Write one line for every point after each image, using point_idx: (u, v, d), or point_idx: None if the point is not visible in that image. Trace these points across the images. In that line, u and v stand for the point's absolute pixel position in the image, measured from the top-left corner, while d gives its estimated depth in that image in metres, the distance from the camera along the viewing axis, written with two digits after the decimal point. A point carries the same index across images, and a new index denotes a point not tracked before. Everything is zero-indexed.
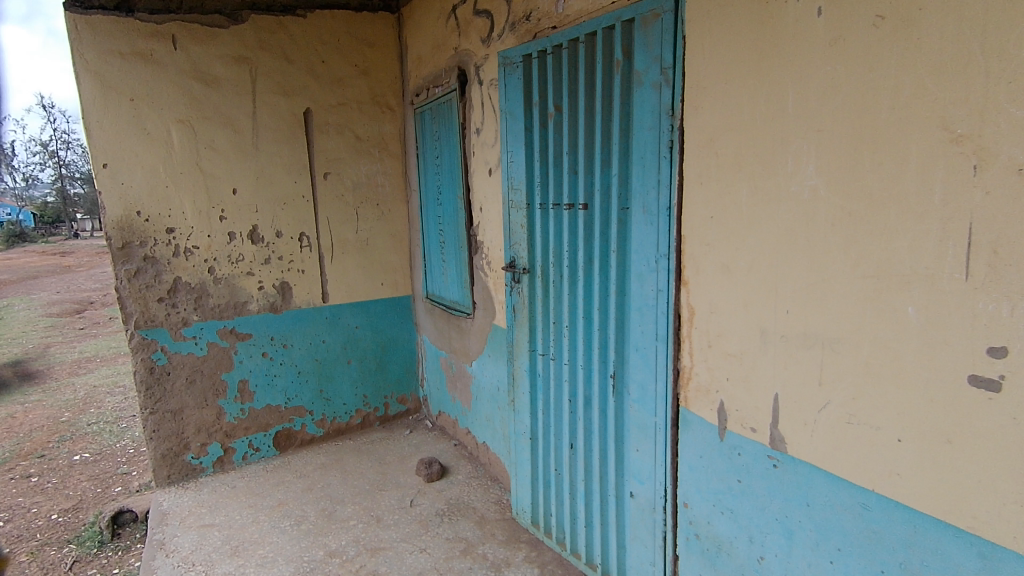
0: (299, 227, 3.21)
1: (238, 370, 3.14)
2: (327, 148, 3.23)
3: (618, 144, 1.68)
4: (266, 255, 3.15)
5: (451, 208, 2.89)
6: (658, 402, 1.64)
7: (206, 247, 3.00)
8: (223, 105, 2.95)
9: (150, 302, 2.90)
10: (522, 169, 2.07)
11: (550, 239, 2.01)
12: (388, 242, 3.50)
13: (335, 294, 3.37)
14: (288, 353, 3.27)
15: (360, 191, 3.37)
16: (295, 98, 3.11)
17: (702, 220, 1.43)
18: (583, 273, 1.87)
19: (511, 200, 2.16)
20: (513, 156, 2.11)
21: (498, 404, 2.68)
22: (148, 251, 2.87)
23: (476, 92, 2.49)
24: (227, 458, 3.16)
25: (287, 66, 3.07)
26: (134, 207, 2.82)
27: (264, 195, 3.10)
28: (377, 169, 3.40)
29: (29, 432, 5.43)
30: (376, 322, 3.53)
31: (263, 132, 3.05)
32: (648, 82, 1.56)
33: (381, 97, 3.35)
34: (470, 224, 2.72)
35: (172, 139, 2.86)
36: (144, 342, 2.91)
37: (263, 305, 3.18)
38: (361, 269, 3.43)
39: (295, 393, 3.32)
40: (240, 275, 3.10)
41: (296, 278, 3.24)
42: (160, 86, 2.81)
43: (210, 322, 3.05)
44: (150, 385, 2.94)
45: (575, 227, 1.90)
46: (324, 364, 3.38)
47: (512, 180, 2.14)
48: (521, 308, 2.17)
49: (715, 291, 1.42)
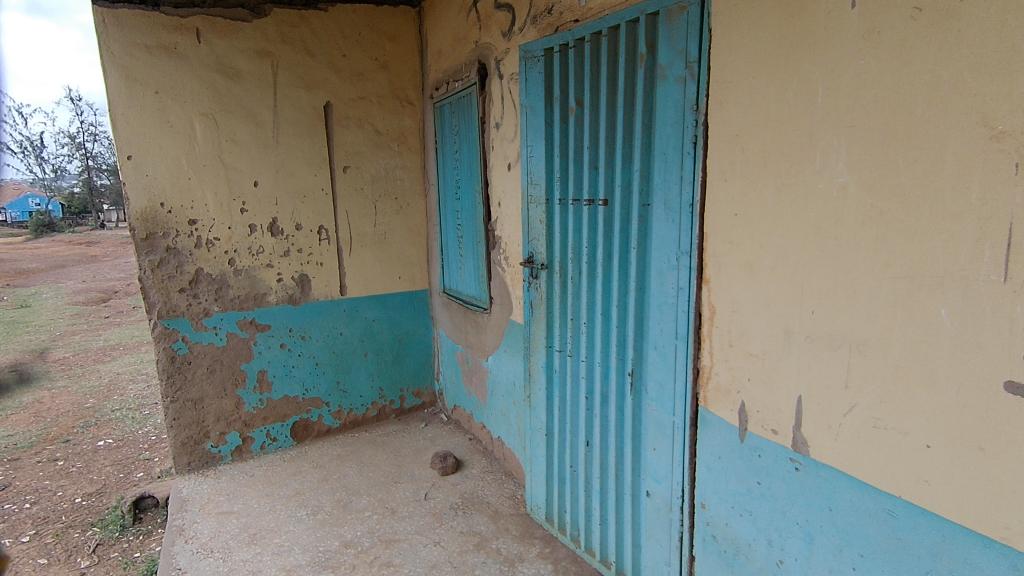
0: (318, 220, 3.24)
1: (257, 360, 3.18)
2: (347, 142, 3.25)
3: (640, 139, 1.66)
4: (286, 247, 3.18)
5: (470, 202, 2.88)
6: (676, 401, 1.62)
7: (227, 239, 3.04)
8: (246, 98, 2.97)
9: (172, 292, 2.94)
10: (542, 164, 2.05)
11: (569, 234, 1.99)
12: (406, 236, 3.51)
13: (353, 286, 3.39)
14: (306, 345, 3.30)
15: (379, 185, 3.38)
16: (316, 91, 3.13)
17: (726, 216, 1.41)
18: (602, 269, 1.85)
19: (530, 195, 2.15)
20: (533, 151, 2.10)
21: (514, 400, 2.68)
22: (170, 242, 2.91)
23: (497, 86, 2.48)
24: (246, 447, 3.21)
25: (308, 60, 3.09)
26: (157, 198, 2.86)
27: (285, 188, 3.12)
28: (396, 163, 3.41)
29: (55, 417, 5.57)
30: (393, 315, 3.55)
31: (284, 125, 3.07)
32: (672, 76, 1.53)
33: (401, 92, 3.36)
34: (488, 219, 2.71)
35: (195, 132, 2.89)
36: (166, 331, 2.95)
37: (282, 297, 3.21)
38: (379, 263, 3.45)
39: (312, 384, 3.35)
40: (261, 267, 3.13)
41: (315, 271, 3.27)
42: (184, 79, 2.84)
43: (230, 313, 3.09)
44: (171, 374, 2.99)
45: (595, 224, 1.88)
46: (341, 356, 3.41)
47: (531, 175, 2.13)
48: (538, 303, 2.15)
49: (738, 290, 1.39)
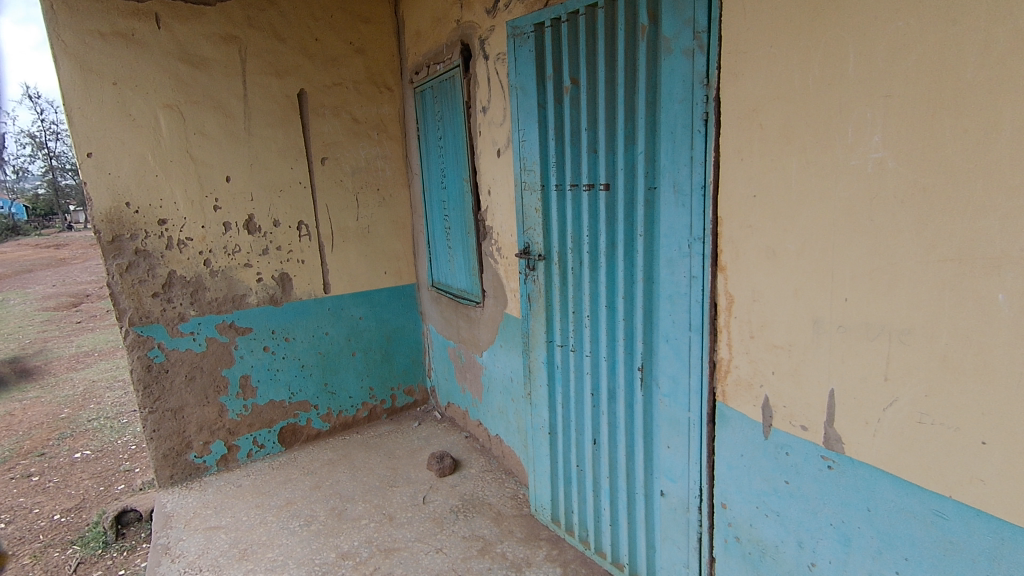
0: (297, 215, 3.08)
1: (239, 365, 3.02)
2: (323, 132, 3.08)
3: (643, 119, 1.55)
4: (263, 245, 3.01)
5: (456, 192, 2.75)
6: (692, 397, 1.52)
7: (201, 238, 2.87)
8: (213, 88, 2.79)
9: (144, 297, 2.77)
10: (535, 148, 1.93)
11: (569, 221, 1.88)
12: (390, 228, 3.37)
13: (337, 284, 3.25)
14: (291, 347, 3.15)
15: (360, 176, 3.23)
16: (288, 79, 2.95)
17: (743, 198, 1.30)
18: (605, 258, 1.75)
19: (524, 181, 2.02)
20: (525, 135, 1.97)
21: (512, 396, 2.57)
22: (139, 244, 2.73)
23: (482, 67, 2.34)
24: (232, 455, 3.07)
25: (278, 45, 2.91)
26: (122, 197, 2.67)
27: (259, 182, 2.95)
28: (376, 152, 3.26)
29: (29, 430, 5.34)
30: (380, 311, 3.41)
31: (256, 115, 2.90)
32: (678, 49, 1.41)
33: (378, 77, 3.20)
34: (478, 208, 2.59)
35: (160, 126, 2.70)
36: (140, 339, 2.78)
37: (262, 297, 3.05)
38: (363, 258, 3.31)
39: (298, 388, 3.21)
40: (238, 267, 2.97)
41: (296, 269, 3.12)
42: (144, 68, 2.64)
43: (208, 317, 2.92)
44: (148, 384, 2.82)
45: (596, 210, 1.77)
46: (327, 357, 3.27)
47: (524, 161, 2.00)
48: (536, 296, 2.04)
49: (759, 277, 1.30)
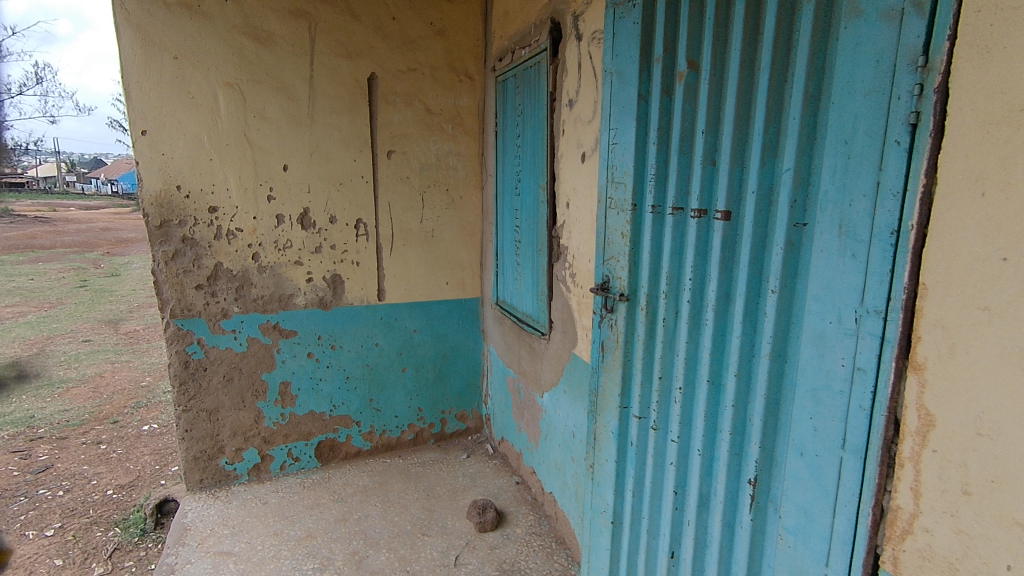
0: (356, 212, 2.78)
1: (280, 370, 2.79)
2: (392, 122, 2.76)
3: (798, 120, 1.03)
4: (317, 243, 2.74)
5: (530, 201, 2.32)
6: (834, 547, 1.00)
7: (251, 230, 2.63)
8: (277, 67, 2.54)
9: (188, 288, 2.58)
10: (629, 153, 1.46)
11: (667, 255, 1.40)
12: (457, 234, 3.00)
13: (393, 291, 2.92)
14: (337, 355, 2.87)
15: (429, 173, 2.88)
16: (359, 61, 2.65)
17: (978, 260, 0.76)
18: (713, 314, 1.25)
19: (610, 197, 1.55)
20: (618, 136, 1.50)
21: (572, 454, 2.11)
22: (187, 231, 2.54)
23: (572, 51, 1.89)
24: (264, 466, 2.84)
25: (351, 23, 2.61)
26: (173, 180, 2.48)
27: (318, 173, 2.68)
28: (449, 148, 2.89)
29: (111, 394, 5.53)
30: (438, 326, 3.06)
31: (320, 99, 2.62)
32: (874, 10, 0.89)
33: (458, 63, 2.83)
34: (552, 223, 2.15)
35: (219, 105, 2.49)
36: (179, 332, 2.60)
37: (311, 299, 2.78)
38: (424, 265, 2.96)
39: (341, 401, 2.93)
40: (288, 264, 2.72)
41: (349, 271, 2.82)
42: (207, 42, 2.43)
43: (252, 315, 2.70)
44: (184, 381, 2.64)
45: (707, 247, 1.27)
46: (375, 371, 2.97)
47: (613, 170, 1.53)
48: (613, 347, 1.57)
49: (997, 400, 0.75)
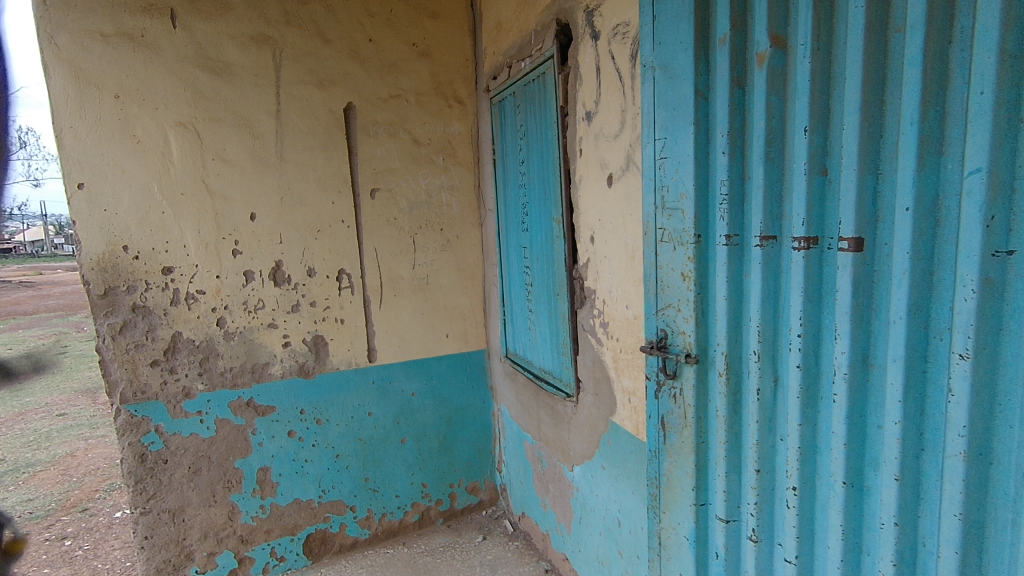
0: (338, 262, 2.40)
1: (257, 455, 2.37)
2: (374, 157, 2.41)
3: (989, 94, 0.66)
4: (293, 301, 2.35)
5: (542, 238, 1.95)
6: None
7: (214, 291, 2.24)
8: (238, 103, 2.19)
9: (141, 366, 2.17)
10: (688, 168, 1.10)
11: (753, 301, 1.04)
12: (455, 279, 2.62)
13: (385, 349, 2.53)
14: (323, 432, 2.46)
15: (419, 212, 2.52)
16: (333, 90, 2.32)
17: None
18: (843, 386, 0.87)
19: (661, 228, 1.19)
20: (668, 147, 1.15)
21: (620, 547, 1.70)
22: (138, 299, 2.14)
23: (588, 53, 1.55)
24: (243, 571, 2.39)
25: (322, 48, 2.29)
26: (118, 239, 2.09)
27: (291, 220, 2.31)
28: (441, 182, 2.54)
29: (82, 476, 4.95)
30: (439, 386, 2.66)
31: (290, 136, 2.27)
32: None
33: (446, 87, 2.51)
34: (573, 262, 1.78)
35: (171, 150, 2.13)
36: (132, 420, 2.17)
37: (290, 367, 2.38)
38: (419, 317, 2.57)
39: (331, 484, 2.51)
40: (260, 328, 2.32)
41: (333, 331, 2.43)
42: (153, 77, 2.08)
43: (220, 393, 2.29)
44: (141, 479, 2.21)
45: (823, 290, 0.91)
46: (370, 445, 2.55)
47: (664, 193, 1.18)
48: (680, 424, 1.19)
49: None
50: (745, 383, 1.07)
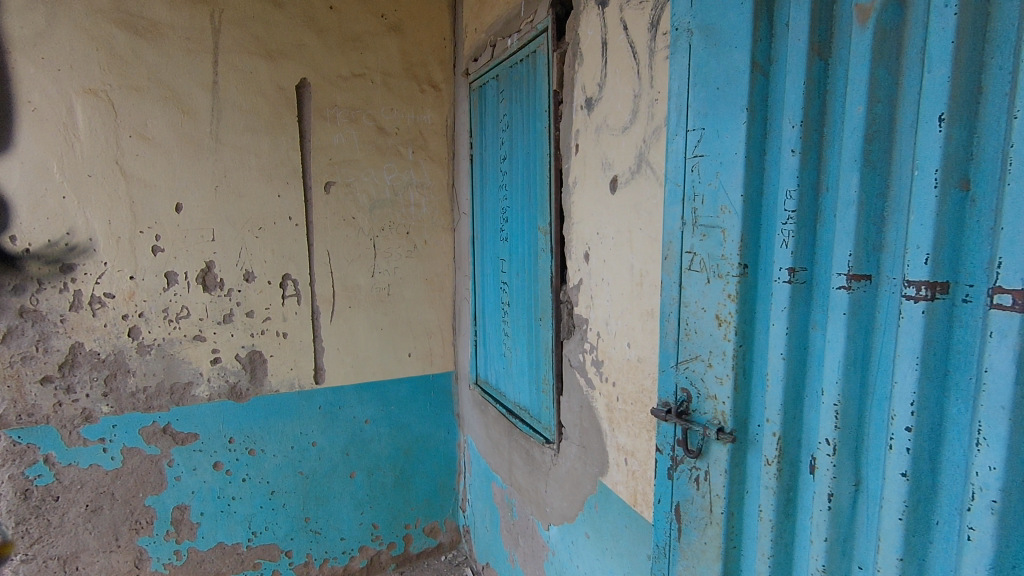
0: (282, 265, 2.03)
1: (174, 491, 1.99)
2: (331, 145, 2.05)
3: None
4: (226, 309, 1.98)
5: (524, 251, 1.63)
6: None
7: (126, 295, 1.86)
8: (165, 70, 1.82)
9: (29, 384, 1.78)
10: (735, 171, 0.79)
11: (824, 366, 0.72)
12: (422, 291, 2.28)
13: (336, 370, 2.17)
14: (256, 464, 2.09)
15: (382, 212, 2.16)
16: (284, 63, 1.96)
17: None
18: (987, 520, 0.55)
19: (691, 252, 0.88)
20: (707, 141, 0.84)
21: None
22: (28, 301, 1.75)
23: (593, 24, 1.23)
24: None
25: (272, 12, 1.93)
26: (3, 228, 1.70)
27: (227, 213, 1.93)
28: (409, 178, 2.20)
29: None
30: (397, 413, 2.31)
31: (229, 114, 1.90)
32: None
33: (419, 69, 2.17)
34: (561, 282, 1.46)
35: (77, 121, 1.74)
36: (15, 449, 1.78)
37: (218, 388, 2.00)
38: (378, 333, 2.22)
39: (264, 525, 2.13)
40: (184, 341, 1.94)
41: (273, 346, 2.06)
42: (57, 32, 1.70)
43: (129, 417, 1.90)
44: (24, 519, 1.82)
45: (953, 362, 0.59)
46: (312, 480, 2.19)
47: (697, 204, 0.86)
48: (706, 520, 0.87)
49: None
50: (806, 478, 0.75)
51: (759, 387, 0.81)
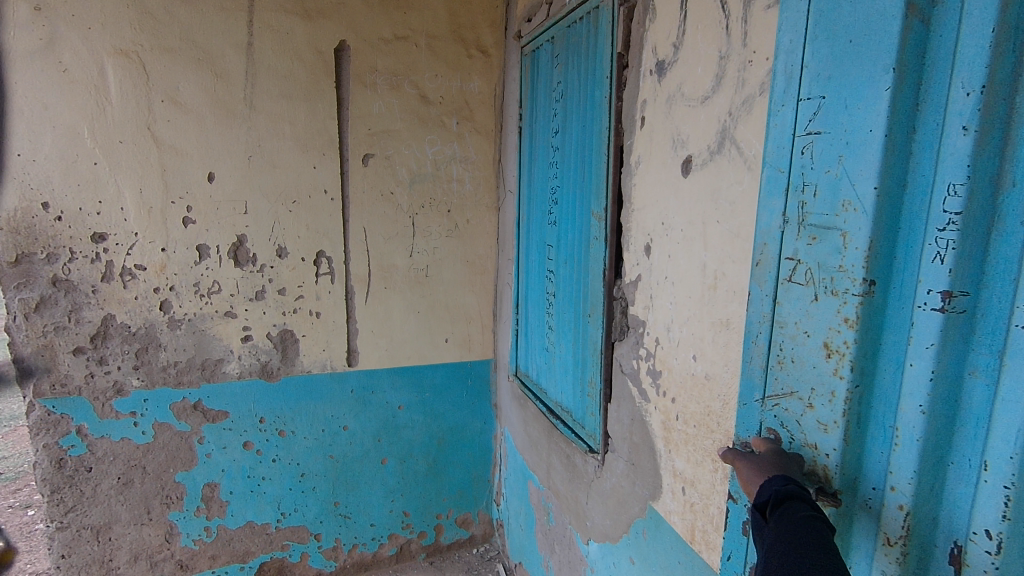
0: (316, 241, 1.92)
1: (204, 468, 1.95)
2: (370, 114, 1.90)
3: None
4: (258, 286, 1.89)
5: (574, 237, 1.44)
6: None
7: (158, 268, 1.79)
8: (198, 30, 1.70)
9: (62, 354, 1.75)
10: (868, 156, 0.59)
11: (984, 430, 0.53)
12: (462, 273, 2.14)
13: (370, 353, 2.06)
14: (286, 446, 2.02)
15: (423, 187, 2.01)
16: (322, 23, 1.81)
17: None
18: None
19: (799, 259, 0.69)
20: (826, 113, 0.64)
21: None
22: (60, 271, 1.70)
23: None
24: None
25: None
26: (35, 194, 1.65)
27: (260, 185, 1.83)
28: (452, 152, 2.04)
29: None
30: (432, 400, 2.20)
31: (264, 78, 1.78)
32: None
33: (467, 32, 1.99)
34: (615, 276, 1.28)
35: (108, 84, 1.66)
36: (48, 419, 1.76)
37: (249, 366, 1.93)
38: (415, 316, 2.09)
39: (293, 508, 2.08)
40: (215, 317, 1.87)
41: (306, 326, 1.96)
42: None
43: (160, 392, 1.86)
44: (58, 488, 1.81)
45: None
46: (342, 465, 2.11)
47: (810, 198, 0.67)
48: None
49: None
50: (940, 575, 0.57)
51: (878, 441, 0.62)
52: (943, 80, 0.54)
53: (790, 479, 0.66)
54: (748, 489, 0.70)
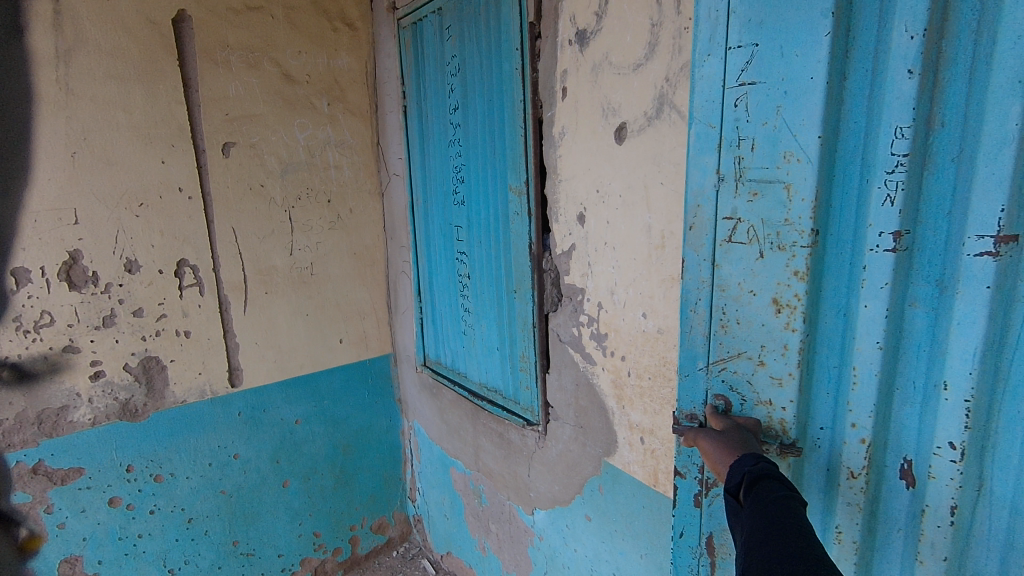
0: (176, 249, 1.64)
1: (58, 541, 1.59)
2: (226, 96, 1.66)
3: None
4: (106, 309, 1.56)
5: (487, 215, 1.43)
6: None
7: None
8: None
9: None
10: (810, 103, 0.66)
11: (927, 353, 0.65)
12: (349, 267, 1.99)
13: (257, 367, 1.83)
14: (166, 491, 1.73)
15: (297, 176, 1.82)
16: None
17: None
18: None
19: (737, 223, 0.75)
20: (759, 62, 0.70)
21: None
22: None
23: None
24: None
25: None
26: None
27: (92, 187, 1.49)
28: (326, 136, 1.87)
29: None
30: (332, 408, 2.03)
31: (80, 53, 1.44)
32: None
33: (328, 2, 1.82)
34: (544, 247, 1.30)
35: None
36: None
37: (105, 408, 1.60)
38: (303, 320, 1.90)
39: (183, 560, 1.79)
40: (51, 354, 1.51)
41: (174, 350, 1.68)
42: None
43: None
44: None
45: None
46: (238, 498, 1.87)
47: (744, 157, 0.73)
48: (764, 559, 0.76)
49: None
50: (893, 490, 0.70)
51: (824, 383, 0.73)
52: (873, 25, 0.63)
53: (760, 457, 0.69)
54: (719, 471, 0.73)
